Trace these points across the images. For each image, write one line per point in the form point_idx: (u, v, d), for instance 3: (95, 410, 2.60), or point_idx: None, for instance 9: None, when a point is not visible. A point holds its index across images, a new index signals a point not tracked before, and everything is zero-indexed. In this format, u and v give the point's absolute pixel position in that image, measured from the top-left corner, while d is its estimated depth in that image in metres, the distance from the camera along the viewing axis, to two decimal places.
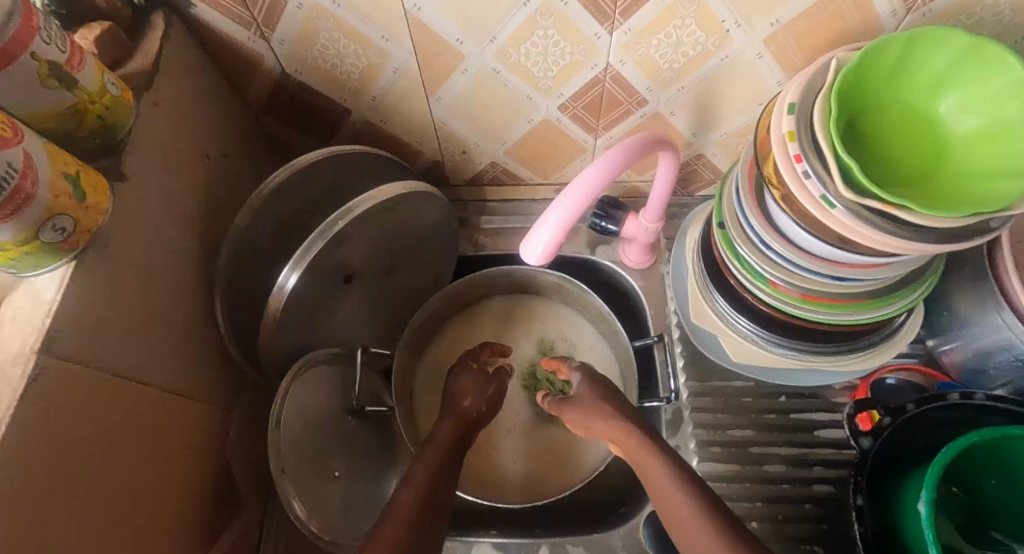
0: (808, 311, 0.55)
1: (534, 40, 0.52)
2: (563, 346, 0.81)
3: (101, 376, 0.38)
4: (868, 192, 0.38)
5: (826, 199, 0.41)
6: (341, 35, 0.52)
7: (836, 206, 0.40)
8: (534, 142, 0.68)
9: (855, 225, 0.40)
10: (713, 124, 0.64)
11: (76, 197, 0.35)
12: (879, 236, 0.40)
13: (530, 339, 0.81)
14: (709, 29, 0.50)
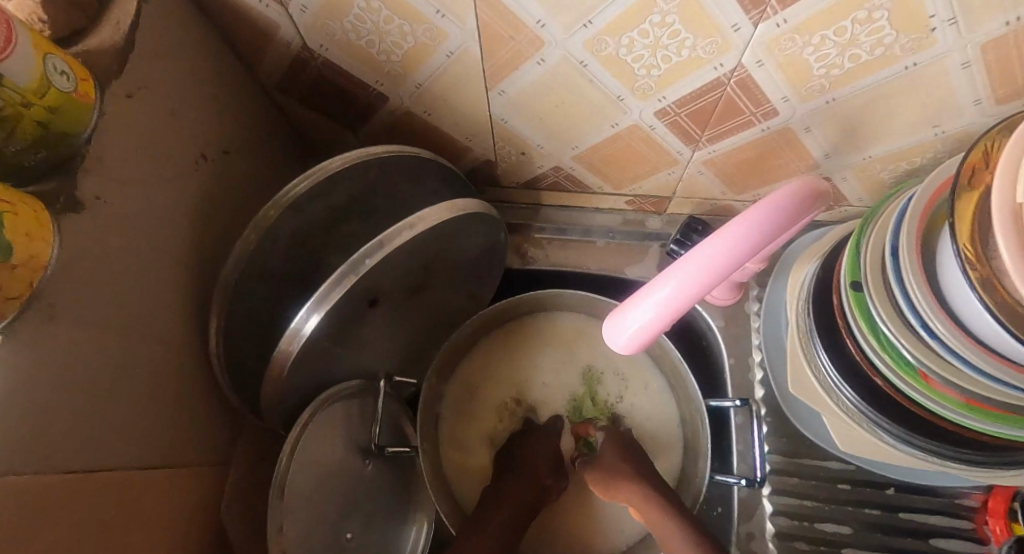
0: (966, 416, 0.42)
1: (644, 27, 0.37)
2: (612, 382, 0.66)
3: (45, 479, 0.29)
4: None
5: None
6: (381, 5, 0.38)
7: None
8: (614, 149, 0.54)
9: None
10: (855, 146, 0.49)
11: (2, 254, 0.24)
12: None
13: (576, 370, 0.67)
14: (904, 25, 0.35)
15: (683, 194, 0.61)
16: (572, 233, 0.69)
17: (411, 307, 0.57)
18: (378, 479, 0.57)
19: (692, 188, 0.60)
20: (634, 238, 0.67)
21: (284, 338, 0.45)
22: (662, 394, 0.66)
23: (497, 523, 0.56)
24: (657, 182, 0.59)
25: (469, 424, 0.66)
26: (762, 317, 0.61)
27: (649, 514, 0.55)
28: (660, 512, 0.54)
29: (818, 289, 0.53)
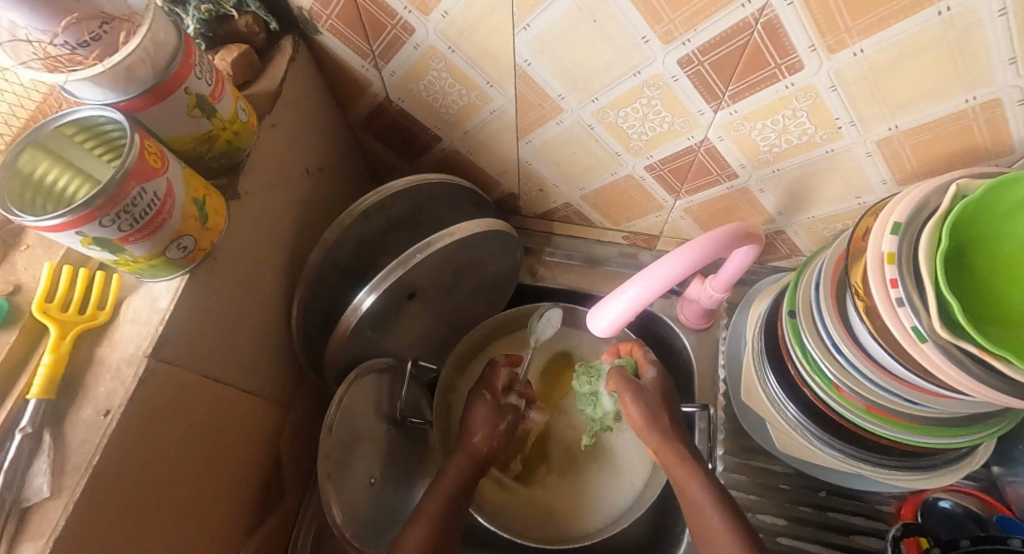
0: (869, 422, 0.53)
1: (636, 106, 0.52)
2: None
3: (194, 376, 0.42)
4: (967, 337, 0.37)
5: (917, 331, 0.39)
6: (448, 75, 0.54)
7: (927, 341, 0.39)
8: (614, 193, 0.68)
9: (945, 365, 0.38)
10: (802, 206, 0.62)
11: (201, 219, 0.39)
12: (970, 383, 0.39)
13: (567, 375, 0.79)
14: (820, 122, 0.49)
15: (669, 234, 0.75)
16: (576, 259, 0.82)
17: (440, 305, 0.71)
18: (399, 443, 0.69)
19: (676, 230, 0.73)
20: (627, 267, 0.81)
21: (347, 310, 0.58)
22: None
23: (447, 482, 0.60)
24: (648, 222, 0.73)
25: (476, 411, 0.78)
26: (727, 341, 0.73)
27: (678, 469, 0.57)
28: (686, 471, 0.56)
29: (770, 317, 0.65)
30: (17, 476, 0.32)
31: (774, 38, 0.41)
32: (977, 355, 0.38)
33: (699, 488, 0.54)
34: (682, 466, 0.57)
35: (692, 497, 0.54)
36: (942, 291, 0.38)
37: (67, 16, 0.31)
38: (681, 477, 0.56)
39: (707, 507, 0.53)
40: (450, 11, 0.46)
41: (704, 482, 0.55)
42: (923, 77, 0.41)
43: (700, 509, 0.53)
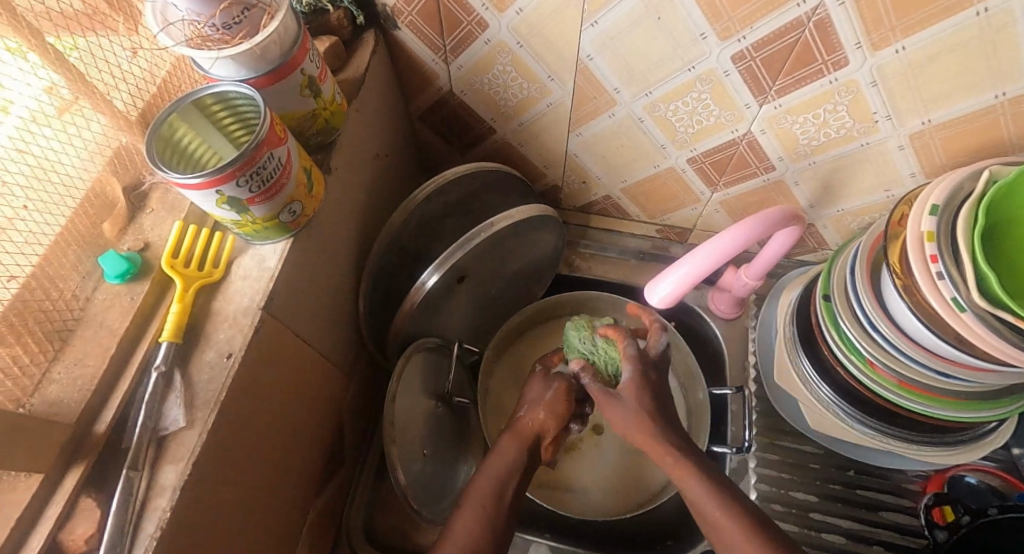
0: (901, 397, 0.57)
1: (686, 100, 0.56)
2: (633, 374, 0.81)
3: (290, 334, 0.46)
4: (1003, 304, 0.41)
5: (956, 301, 0.43)
6: (513, 69, 0.59)
7: (966, 310, 0.43)
8: (653, 185, 0.73)
9: (981, 331, 0.42)
10: (832, 199, 0.65)
11: (307, 187, 0.43)
12: (1006, 349, 0.42)
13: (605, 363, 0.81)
14: (858, 116, 0.52)
15: (702, 227, 0.78)
16: (611, 252, 0.86)
17: (486, 290, 0.74)
18: (446, 419, 0.72)
19: (709, 223, 0.77)
20: (660, 260, 0.84)
21: (412, 289, 0.61)
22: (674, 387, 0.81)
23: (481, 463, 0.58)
24: (683, 214, 0.77)
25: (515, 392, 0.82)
26: (758, 328, 0.76)
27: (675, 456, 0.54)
28: (684, 470, 0.51)
29: (802, 303, 0.69)
30: (156, 406, 0.36)
31: (823, 36, 0.45)
32: (1012, 324, 0.41)
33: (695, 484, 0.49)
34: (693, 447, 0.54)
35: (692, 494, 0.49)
36: (980, 263, 0.42)
37: (221, 1, 0.36)
38: (677, 474, 0.51)
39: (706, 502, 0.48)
40: (524, 9, 0.51)
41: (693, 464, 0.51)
42: (953, 75, 0.45)
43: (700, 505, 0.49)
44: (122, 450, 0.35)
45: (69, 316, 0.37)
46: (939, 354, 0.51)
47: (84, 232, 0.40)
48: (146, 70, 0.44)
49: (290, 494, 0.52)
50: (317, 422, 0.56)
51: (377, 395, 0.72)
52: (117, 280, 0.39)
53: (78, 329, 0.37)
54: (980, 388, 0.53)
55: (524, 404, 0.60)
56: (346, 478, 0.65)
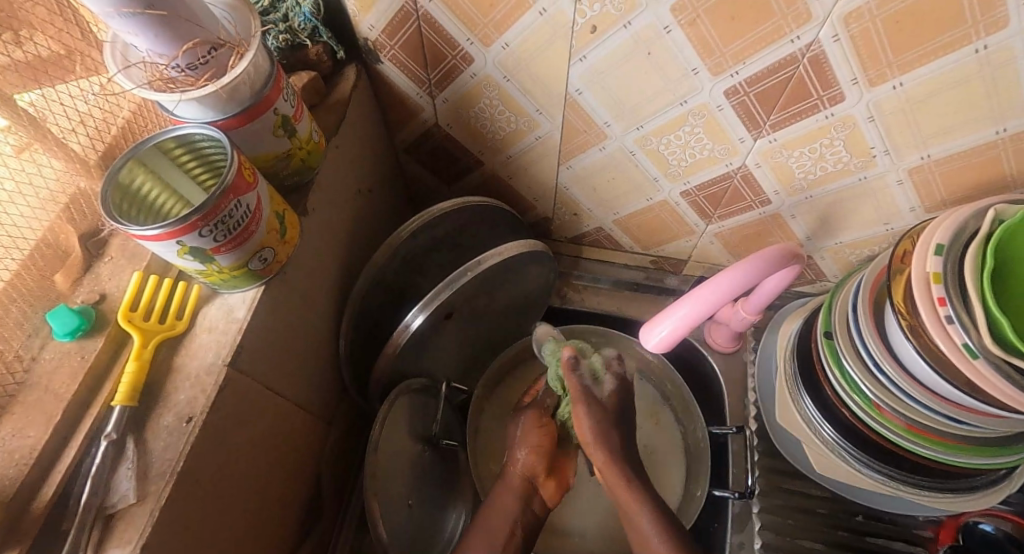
0: (910, 442, 0.54)
1: (679, 133, 0.55)
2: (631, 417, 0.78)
3: (259, 388, 0.43)
4: None
5: (968, 348, 0.41)
6: (500, 102, 0.57)
7: (979, 358, 0.40)
8: (646, 217, 0.71)
9: (997, 380, 0.40)
10: (830, 232, 0.63)
11: (280, 232, 0.40)
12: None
13: None
14: (856, 151, 0.51)
15: (697, 258, 0.76)
16: (603, 283, 0.84)
17: (474, 326, 0.71)
18: (433, 463, 0.68)
19: (704, 255, 0.75)
20: (654, 291, 0.81)
21: (395, 331, 0.58)
22: (673, 437, 0.76)
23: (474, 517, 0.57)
24: (676, 246, 0.74)
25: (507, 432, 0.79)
26: (758, 363, 0.73)
27: (625, 497, 0.55)
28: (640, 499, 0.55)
29: (803, 338, 0.66)
30: (105, 480, 0.32)
31: (819, 72, 0.44)
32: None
33: (647, 518, 0.54)
34: (629, 493, 0.55)
35: (641, 529, 0.54)
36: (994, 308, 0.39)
37: (186, 41, 0.33)
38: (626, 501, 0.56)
39: (653, 540, 0.53)
40: (510, 43, 0.49)
41: (651, 514, 0.54)
42: (953, 112, 0.43)
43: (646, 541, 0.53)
44: (63, 531, 0.31)
45: (12, 381, 0.34)
46: (949, 399, 0.48)
47: (34, 286, 0.37)
48: (106, 109, 0.41)
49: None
50: (291, 477, 0.52)
51: (360, 438, 0.69)
52: (68, 337, 0.36)
53: (20, 394, 0.34)
54: (993, 432, 0.50)
55: (518, 444, 0.60)
56: (324, 531, 0.61)
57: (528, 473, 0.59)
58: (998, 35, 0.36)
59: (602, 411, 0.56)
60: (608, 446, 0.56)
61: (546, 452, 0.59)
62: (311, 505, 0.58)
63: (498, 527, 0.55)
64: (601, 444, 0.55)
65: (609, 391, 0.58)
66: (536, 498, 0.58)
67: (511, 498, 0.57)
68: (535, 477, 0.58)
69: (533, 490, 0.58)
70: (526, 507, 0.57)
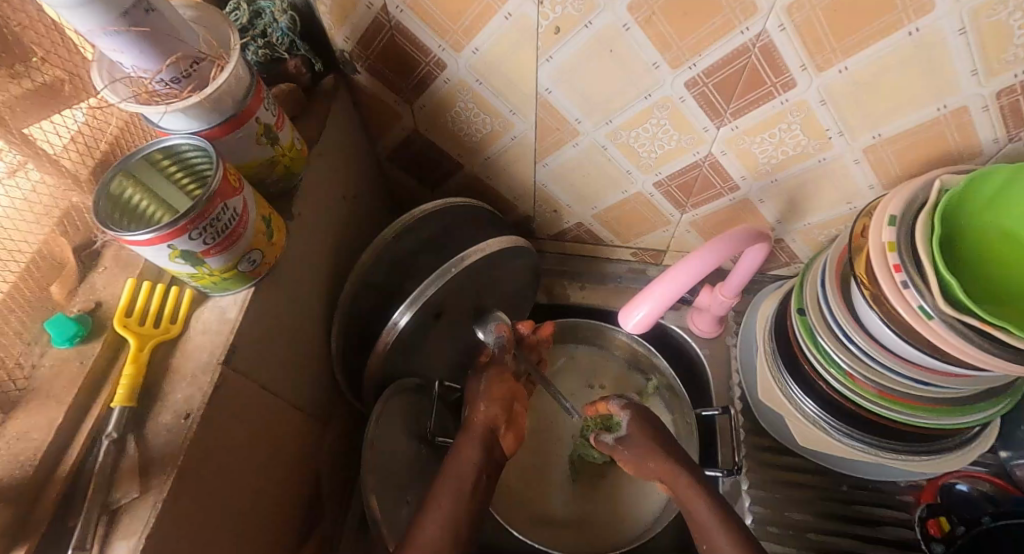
0: (884, 407, 0.56)
1: (646, 126, 0.57)
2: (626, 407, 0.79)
3: (254, 386, 0.44)
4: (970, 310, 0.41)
5: (923, 309, 0.43)
6: (475, 105, 0.60)
7: (934, 318, 0.43)
8: (624, 211, 0.73)
9: (951, 338, 0.42)
10: (798, 215, 0.66)
11: (267, 234, 0.42)
12: (977, 355, 0.42)
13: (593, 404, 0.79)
14: (812, 134, 0.53)
15: (675, 248, 0.78)
16: (588, 278, 0.86)
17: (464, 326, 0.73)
18: (431, 461, 0.70)
19: (682, 244, 0.77)
20: (637, 282, 0.84)
21: (384, 330, 0.60)
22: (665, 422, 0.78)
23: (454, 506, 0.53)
24: (655, 238, 0.77)
25: None
26: (739, 345, 0.75)
27: (683, 492, 0.54)
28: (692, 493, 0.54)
29: (779, 318, 0.68)
30: (107, 477, 0.34)
31: (769, 60, 0.47)
32: (979, 327, 0.41)
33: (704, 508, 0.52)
34: (689, 491, 0.54)
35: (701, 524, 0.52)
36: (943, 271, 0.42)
37: (169, 56, 0.35)
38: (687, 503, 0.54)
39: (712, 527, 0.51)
40: (480, 48, 0.52)
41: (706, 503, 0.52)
42: (896, 91, 0.46)
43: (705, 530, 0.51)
44: (70, 527, 0.33)
45: (15, 387, 0.36)
46: (915, 363, 0.50)
47: (32, 297, 0.38)
48: (95, 126, 0.43)
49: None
50: (290, 477, 0.53)
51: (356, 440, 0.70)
52: (66, 343, 0.37)
53: (23, 399, 0.36)
54: (959, 392, 0.53)
55: (482, 397, 0.63)
56: (325, 531, 0.62)
57: (489, 421, 0.61)
58: (927, 17, 0.39)
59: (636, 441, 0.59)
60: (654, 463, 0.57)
61: (506, 404, 0.62)
62: (311, 505, 0.59)
63: (464, 475, 0.55)
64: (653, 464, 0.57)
65: (634, 425, 0.60)
66: (498, 446, 0.60)
67: (472, 445, 0.58)
68: (496, 426, 0.60)
69: (495, 437, 0.60)
70: (489, 454, 0.58)
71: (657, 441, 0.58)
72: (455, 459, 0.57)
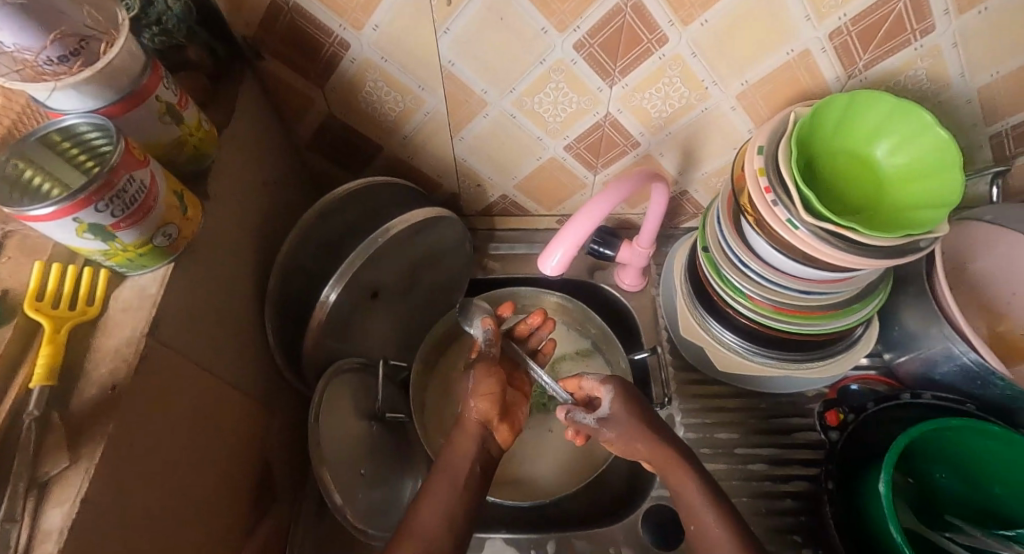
0: (782, 322, 0.63)
1: (546, 91, 0.62)
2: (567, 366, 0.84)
3: (184, 362, 0.45)
4: (826, 217, 0.48)
5: (791, 222, 0.49)
6: (384, 84, 0.62)
7: (799, 228, 0.49)
8: (542, 178, 0.78)
9: (815, 243, 0.49)
10: (695, 165, 0.73)
11: (181, 209, 0.43)
12: (838, 255, 0.49)
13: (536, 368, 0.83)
14: (691, 85, 0.60)
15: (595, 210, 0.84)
16: (519, 249, 0.90)
17: (402, 303, 0.75)
18: (382, 437, 0.71)
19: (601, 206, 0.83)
20: None
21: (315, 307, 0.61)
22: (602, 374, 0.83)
23: (434, 490, 0.56)
24: (576, 202, 0.82)
25: (450, 401, 0.82)
26: (662, 292, 0.81)
27: (670, 469, 0.54)
28: (675, 464, 0.55)
29: (691, 261, 0.74)
30: (33, 452, 0.34)
31: (641, 17, 0.52)
32: (835, 232, 0.48)
33: (693, 486, 0.53)
34: (675, 469, 0.54)
35: (689, 502, 0.52)
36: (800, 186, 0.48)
37: None
38: (674, 478, 0.54)
39: (701, 506, 0.52)
40: (380, 25, 0.54)
41: (696, 478, 0.53)
42: (749, 38, 0.53)
43: (694, 509, 0.52)
44: None
45: None
46: (798, 274, 0.57)
47: None
48: None
49: (214, 535, 0.50)
50: (235, 459, 0.54)
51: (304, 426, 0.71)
52: None
53: None
54: (839, 298, 0.60)
55: (470, 393, 0.62)
56: (278, 515, 0.63)
57: (482, 418, 0.61)
58: None
59: (619, 419, 0.57)
60: (642, 444, 0.56)
61: (496, 399, 0.61)
62: (262, 489, 0.60)
63: (460, 470, 0.57)
64: (637, 441, 0.56)
65: (616, 402, 0.58)
66: (492, 438, 0.61)
67: (471, 443, 0.60)
68: (489, 421, 0.61)
69: (488, 432, 0.61)
70: (484, 448, 0.60)
71: (643, 418, 0.57)
72: (450, 449, 0.59)
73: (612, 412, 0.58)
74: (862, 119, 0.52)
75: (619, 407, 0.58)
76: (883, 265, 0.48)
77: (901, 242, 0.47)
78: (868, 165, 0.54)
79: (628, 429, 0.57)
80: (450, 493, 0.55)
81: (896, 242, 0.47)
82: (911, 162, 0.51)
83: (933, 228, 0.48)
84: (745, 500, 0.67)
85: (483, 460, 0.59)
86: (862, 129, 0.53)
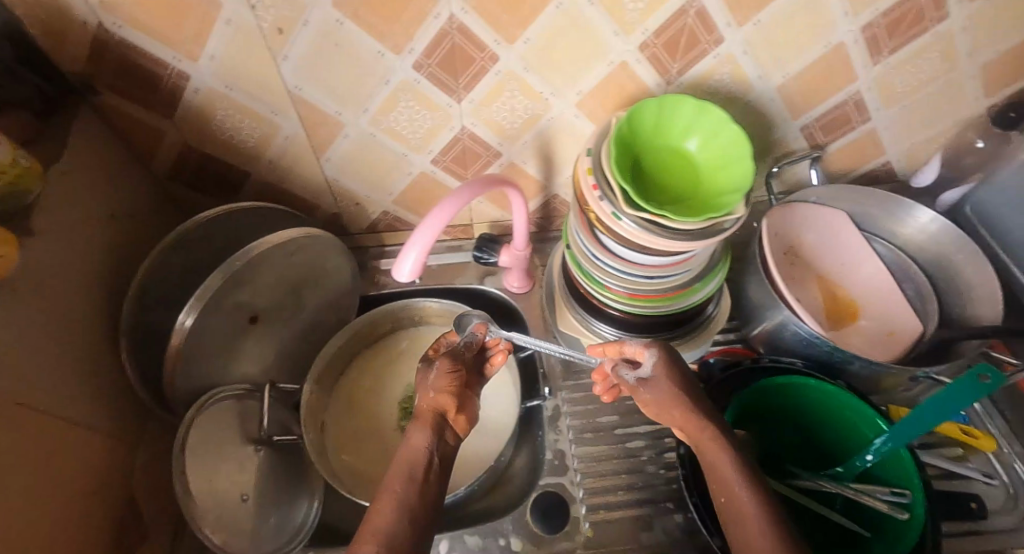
0: (637, 306, 0.69)
1: (398, 109, 0.65)
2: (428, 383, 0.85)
3: None
4: (641, 206, 0.53)
5: (614, 213, 0.54)
6: (235, 112, 0.63)
7: (621, 218, 0.54)
8: (418, 192, 0.80)
9: (635, 231, 0.54)
10: (557, 169, 0.78)
11: None
12: (655, 240, 0.54)
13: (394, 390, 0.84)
14: (532, 97, 0.64)
15: (477, 219, 0.87)
16: None
17: (282, 326, 0.75)
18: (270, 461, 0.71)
19: (481, 214, 0.86)
20: (454, 257, 0.91)
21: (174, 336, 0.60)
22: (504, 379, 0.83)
23: None
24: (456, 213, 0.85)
25: (348, 418, 0.82)
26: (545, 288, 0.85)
27: (705, 441, 0.54)
28: (705, 435, 0.54)
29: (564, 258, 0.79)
30: None
31: (469, 38, 0.56)
32: (649, 218, 0.53)
33: (726, 456, 0.52)
34: (710, 441, 0.53)
35: (716, 469, 0.52)
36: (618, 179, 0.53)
37: None
38: (706, 449, 0.53)
39: (729, 475, 0.51)
40: (215, 55, 0.55)
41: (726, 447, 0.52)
42: (568, 52, 0.58)
43: (723, 479, 0.51)
44: None
45: None
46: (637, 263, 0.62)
47: None
48: None
49: None
50: (80, 498, 0.52)
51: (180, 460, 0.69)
52: None
53: None
54: (680, 280, 0.66)
55: (427, 384, 0.62)
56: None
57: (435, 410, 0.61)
58: None
59: (659, 386, 0.58)
60: (679, 411, 0.56)
61: (456, 390, 0.62)
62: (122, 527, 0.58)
63: (416, 463, 0.56)
64: (677, 408, 0.56)
65: (660, 367, 0.58)
66: (449, 429, 0.61)
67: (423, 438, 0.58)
68: (445, 411, 0.61)
69: (445, 423, 0.61)
70: (442, 440, 0.59)
71: (679, 385, 0.57)
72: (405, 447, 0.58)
73: (654, 374, 0.59)
74: (675, 119, 0.59)
75: (660, 371, 0.58)
76: (692, 245, 0.53)
77: (705, 225, 0.53)
78: (688, 159, 0.60)
79: (665, 394, 0.57)
80: (399, 496, 0.52)
81: (701, 225, 0.53)
82: (717, 156, 0.58)
83: (732, 211, 0.54)
84: (622, 477, 0.72)
85: (440, 449, 0.58)
86: (677, 128, 0.59)
